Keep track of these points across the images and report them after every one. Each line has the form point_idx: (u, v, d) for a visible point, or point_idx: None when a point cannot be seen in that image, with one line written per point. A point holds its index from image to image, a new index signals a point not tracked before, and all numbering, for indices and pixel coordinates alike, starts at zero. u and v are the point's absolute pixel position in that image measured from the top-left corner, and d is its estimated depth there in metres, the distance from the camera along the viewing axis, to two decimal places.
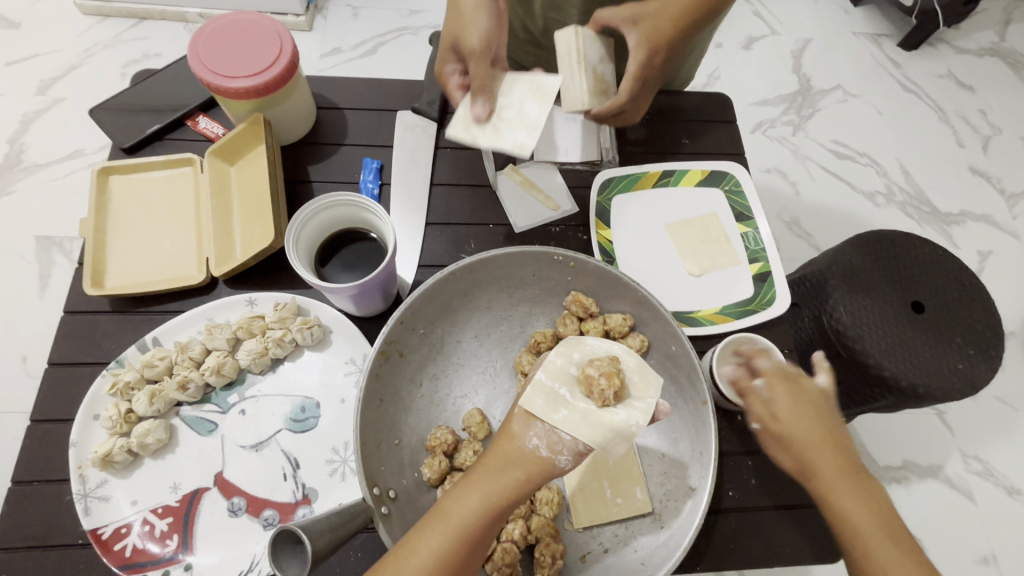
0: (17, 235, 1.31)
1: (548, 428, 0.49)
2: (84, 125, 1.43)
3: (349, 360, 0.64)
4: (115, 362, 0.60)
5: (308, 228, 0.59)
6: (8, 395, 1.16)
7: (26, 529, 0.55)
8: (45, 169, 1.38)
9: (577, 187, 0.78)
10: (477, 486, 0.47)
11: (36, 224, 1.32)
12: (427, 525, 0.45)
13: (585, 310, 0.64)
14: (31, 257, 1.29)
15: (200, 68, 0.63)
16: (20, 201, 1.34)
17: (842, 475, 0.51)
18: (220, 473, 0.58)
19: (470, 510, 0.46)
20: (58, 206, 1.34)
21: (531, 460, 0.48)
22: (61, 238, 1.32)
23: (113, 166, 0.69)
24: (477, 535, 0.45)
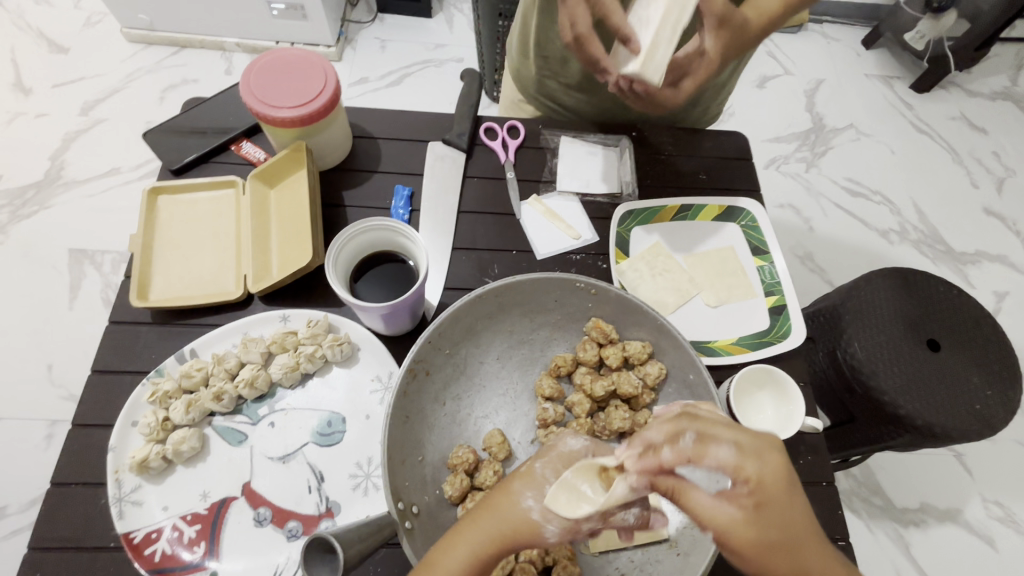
0: (52, 248, 1.37)
1: (560, 510, 0.46)
2: (124, 145, 1.51)
3: (375, 377, 0.66)
4: (155, 372, 0.63)
5: (345, 250, 0.62)
6: (34, 402, 1.20)
7: (62, 530, 0.57)
8: (83, 185, 1.45)
9: (598, 218, 0.81)
10: (465, 542, 0.46)
11: (70, 237, 1.38)
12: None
13: (605, 336, 0.67)
14: (63, 268, 1.34)
15: (250, 104, 0.68)
16: (57, 215, 1.40)
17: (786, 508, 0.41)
18: (247, 483, 0.60)
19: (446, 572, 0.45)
20: (92, 221, 1.41)
21: (528, 533, 0.46)
22: (93, 252, 1.37)
23: (163, 186, 0.73)
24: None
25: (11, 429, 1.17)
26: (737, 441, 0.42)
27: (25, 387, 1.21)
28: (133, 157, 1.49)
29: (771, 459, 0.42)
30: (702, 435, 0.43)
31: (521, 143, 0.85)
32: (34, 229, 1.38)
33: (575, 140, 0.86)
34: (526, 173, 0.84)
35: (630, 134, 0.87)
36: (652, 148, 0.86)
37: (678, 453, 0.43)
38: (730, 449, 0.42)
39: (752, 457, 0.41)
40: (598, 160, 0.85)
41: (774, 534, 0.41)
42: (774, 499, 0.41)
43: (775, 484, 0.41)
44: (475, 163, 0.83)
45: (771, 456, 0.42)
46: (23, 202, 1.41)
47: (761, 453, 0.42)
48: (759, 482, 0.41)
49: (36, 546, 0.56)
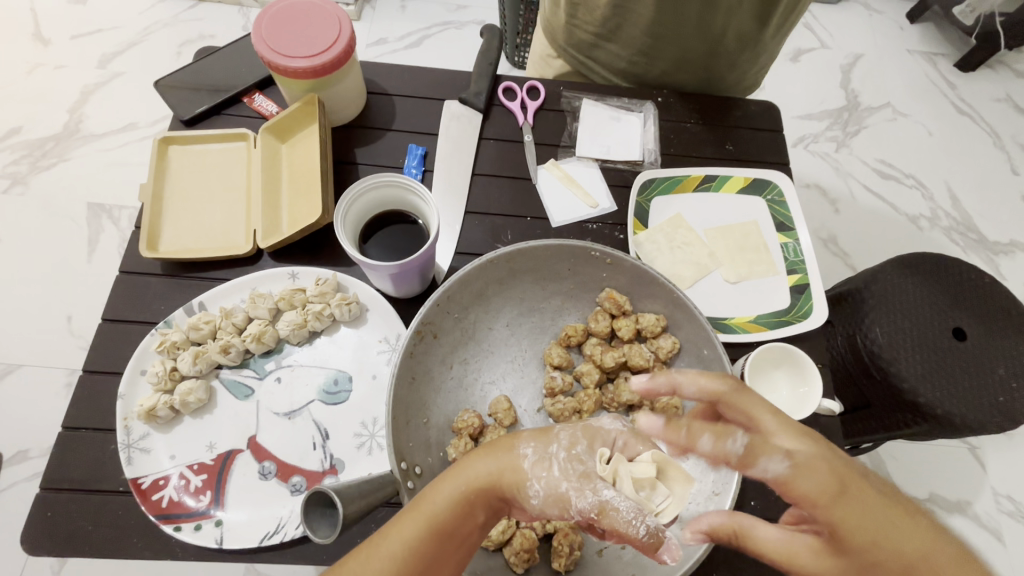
0: (71, 201, 1.37)
1: (552, 473, 0.46)
2: (141, 99, 1.50)
3: (382, 338, 0.65)
4: (164, 323, 0.63)
5: (355, 207, 0.61)
6: (54, 352, 1.23)
7: (72, 473, 0.58)
8: (101, 139, 1.45)
9: (617, 186, 0.79)
10: (457, 476, 0.46)
11: (89, 191, 1.39)
12: (404, 514, 0.44)
13: (618, 307, 0.65)
14: (81, 221, 1.35)
15: (266, 53, 0.65)
16: (75, 167, 1.41)
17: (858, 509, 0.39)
18: (253, 437, 0.60)
19: (441, 500, 0.44)
20: (109, 175, 1.41)
21: (517, 480, 0.46)
22: (111, 206, 1.38)
23: (174, 136, 0.72)
24: (451, 526, 0.44)
25: (31, 376, 1.20)
26: (787, 451, 0.42)
27: (47, 336, 1.23)
28: (149, 113, 1.48)
29: (816, 466, 0.41)
30: (749, 445, 0.44)
31: (540, 105, 0.82)
32: (53, 180, 1.39)
33: (597, 104, 0.83)
34: (544, 137, 0.81)
35: (656, 99, 0.84)
36: (677, 115, 0.83)
37: (720, 450, 0.47)
38: (780, 463, 0.42)
39: (794, 468, 0.41)
40: (621, 126, 0.82)
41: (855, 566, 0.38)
42: (829, 518, 0.40)
43: (827, 498, 0.40)
44: (492, 124, 0.80)
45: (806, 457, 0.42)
46: (42, 155, 1.42)
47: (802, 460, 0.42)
48: (808, 502, 0.41)
49: (47, 487, 0.57)
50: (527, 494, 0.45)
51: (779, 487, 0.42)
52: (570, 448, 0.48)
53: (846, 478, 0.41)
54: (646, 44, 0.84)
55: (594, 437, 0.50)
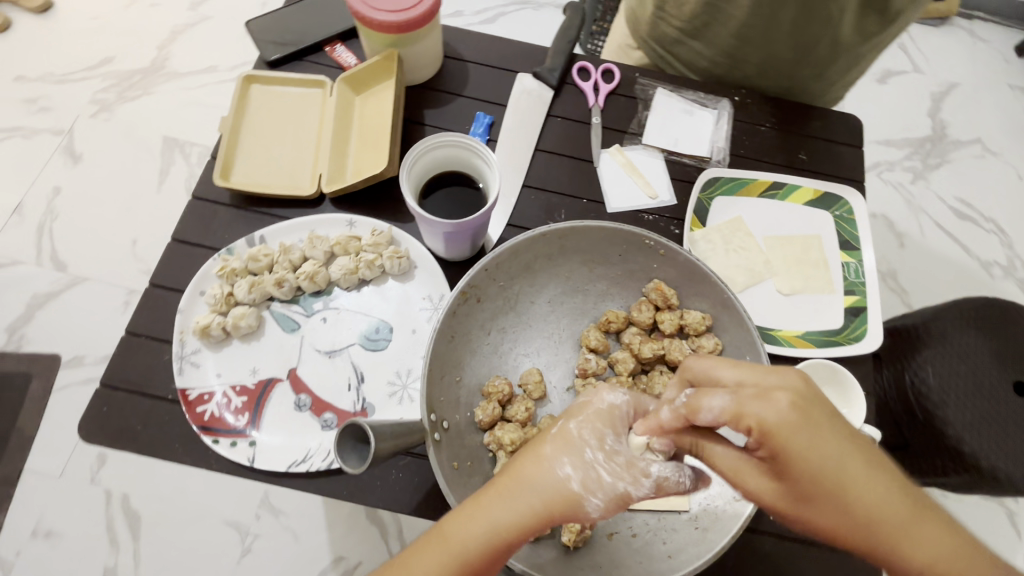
0: (150, 133, 1.47)
1: (604, 483, 0.44)
2: (224, 45, 1.62)
3: (426, 296, 0.67)
4: (226, 250, 0.66)
5: (420, 163, 0.62)
6: (119, 270, 1.32)
7: (128, 375, 0.62)
8: (182, 78, 1.57)
9: (680, 180, 0.77)
10: (491, 518, 0.42)
11: (168, 127, 1.49)
12: (429, 551, 0.42)
13: (664, 300, 0.64)
14: (156, 153, 1.44)
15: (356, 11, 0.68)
16: (157, 101, 1.53)
17: (809, 424, 0.39)
18: (294, 369, 0.63)
19: (472, 540, 0.42)
20: (186, 112, 1.52)
21: (569, 503, 0.43)
22: (184, 143, 1.47)
23: (257, 75, 0.75)
24: (482, 567, 0.42)
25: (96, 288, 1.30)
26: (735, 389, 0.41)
27: (113, 254, 1.33)
28: (228, 58, 1.60)
29: (782, 407, 0.39)
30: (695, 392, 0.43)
31: (613, 89, 0.81)
32: (138, 110, 1.51)
33: (671, 96, 0.81)
34: (612, 122, 0.80)
35: (733, 98, 0.81)
36: (753, 117, 0.80)
37: (674, 412, 0.45)
38: (724, 398, 0.41)
39: (758, 406, 0.39)
40: (692, 120, 0.80)
41: (797, 491, 0.39)
42: (783, 451, 0.39)
43: (787, 435, 0.38)
44: (562, 102, 0.80)
45: (780, 397, 0.39)
46: (130, 85, 1.55)
47: (772, 397, 0.39)
48: (762, 433, 0.39)
49: (106, 384, 0.61)
50: (585, 508, 0.43)
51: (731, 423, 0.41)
52: (603, 446, 0.46)
53: (811, 417, 0.39)
54: (732, 46, 0.81)
55: (615, 424, 0.47)
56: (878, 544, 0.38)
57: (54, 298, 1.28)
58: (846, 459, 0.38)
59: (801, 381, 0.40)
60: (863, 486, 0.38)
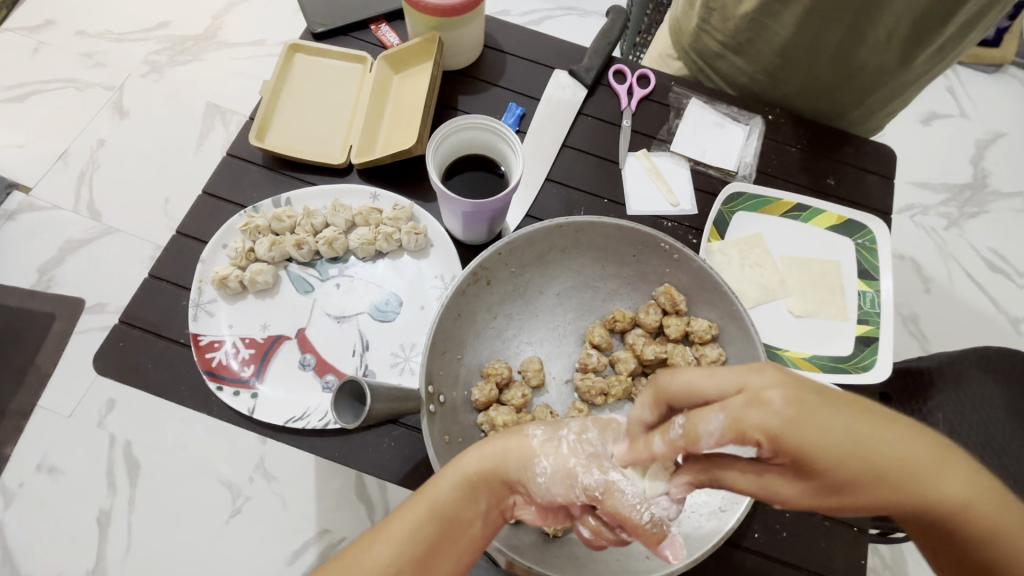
0: (194, 96, 1.65)
1: (561, 450, 0.48)
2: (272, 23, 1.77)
3: (438, 275, 0.69)
4: (253, 207, 0.68)
5: (448, 142, 0.63)
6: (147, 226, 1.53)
7: (145, 315, 0.64)
8: (232, 48, 1.73)
9: (703, 191, 0.77)
10: (460, 463, 0.48)
11: (211, 94, 1.66)
12: (412, 500, 0.46)
13: (673, 305, 0.64)
14: (199, 117, 1.62)
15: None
16: (206, 66, 1.70)
17: (812, 409, 0.37)
18: (303, 329, 0.65)
19: (447, 492, 0.45)
20: (232, 80, 1.69)
21: (524, 456, 0.48)
22: (225, 110, 1.65)
23: (302, 45, 0.77)
24: (452, 510, 0.45)
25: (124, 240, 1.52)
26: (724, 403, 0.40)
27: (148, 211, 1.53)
28: (276, 33, 1.75)
29: (780, 407, 0.37)
30: (689, 421, 0.42)
31: (647, 94, 0.81)
32: (189, 73, 1.68)
33: (705, 107, 0.81)
34: (642, 126, 0.80)
35: (766, 116, 0.81)
36: (785, 137, 0.80)
37: (669, 444, 0.44)
38: (717, 418, 0.40)
39: (753, 415, 0.38)
40: (723, 134, 0.80)
41: (825, 487, 0.38)
42: (803, 452, 0.37)
43: (800, 435, 0.37)
44: (595, 102, 0.80)
45: (774, 398, 0.38)
46: (182, 50, 1.71)
47: (765, 399, 0.38)
48: (772, 442, 0.38)
49: (124, 321, 0.64)
50: (534, 470, 0.48)
51: (734, 438, 0.39)
52: (580, 434, 0.49)
53: (811, 405, 0.37)
54: (775, 65, 0.81)
55: (606, 427, 0.50)
56: (913, 500, 0.38)
57: (86, 244, 1.50)
58: (860, 433, 0.37)
59: (776, 367, 0.40)
60: (892, 446, 0.37)
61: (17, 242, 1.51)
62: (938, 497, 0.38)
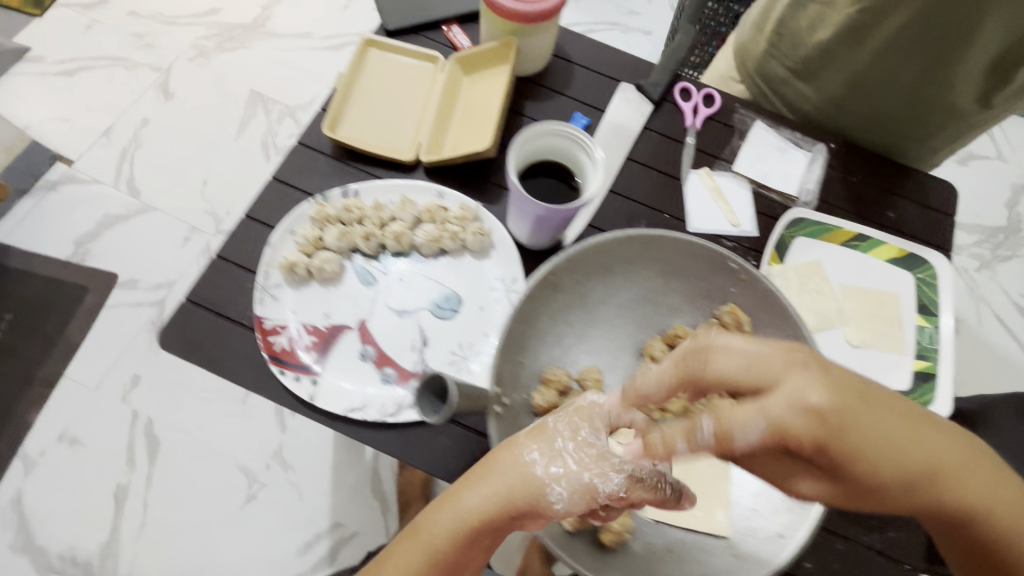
0: (239, 85, 1.70)
1: (569, 468, 0.46)
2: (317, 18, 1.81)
3: (498, 277, 0.69)
4: (321, 195, 0.68)
5: (527, 148, 0.63)
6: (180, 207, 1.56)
7: (211, 294, 0.65)
8: (278, 39, 1.77)
9: (765, 215, 0.77)
10: (455, 508, 0.47)
11: (256, 82, 1.71)
12: (406, 538, 0.49)
13: (737, 325, 0.63)
14: (241, 105, 1.67)
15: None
16: (251, 55, 1.74)
17: (853, 409, 0.39)
18: (364, 321, 0.65)
19: (441, 531, 0.47)
20: (275, 70, 1.73)
21: (528, 488, 0.46)
22: (268, 99, 1.69)
23: (378, 41, 0.78)
24: (453, 551, 0.47)
25: (160, 219, 1.54)
26: (763, 407, 0.40)
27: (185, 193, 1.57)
28: (322, 28, 1.79)
29: (824, 411, 0.38)
30: (720, 420, 0.41)
31: (712, 113, 0.81)
32: (235, 62, 1.72)
33: (769, 131, 0.81)
34: (706, 144, 0.80)
35: (830, 144, 0.81)
36: (848, 166, 0.80)
37: (695, 446, 0.43)
38: (757, 421, 0.40)
39: (797, 416, 0.39)
40: (786, 159, 0.80)
41: (853, 482, 0.40)
42: (846, 455, 0.39)
43: (845, 435, 0.39)
44: (659, 118, 0.81)
45: (818, 400, 0.38)
46: (229, 38, 1.75)
47: (807, 402, 0.39)
48: (817, 444, 0.39)
49: (190, 299, 0.64)
50: (548, 499, 0.45)
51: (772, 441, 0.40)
52: (576, 436, 0.48)
53: (854, 404, 0.39)
54: (843, 94, 0.81)
55: (590, 416, 0.49)
56: (931, 490, 0.41)
57: (124, 220, 1.53)
58: (891, 433, 0.40)
59: (819, 368, 0.40)
60: (914, 439, 0.40)
61: (56, 213, 1.53)
62: (947, 483, 0.41)
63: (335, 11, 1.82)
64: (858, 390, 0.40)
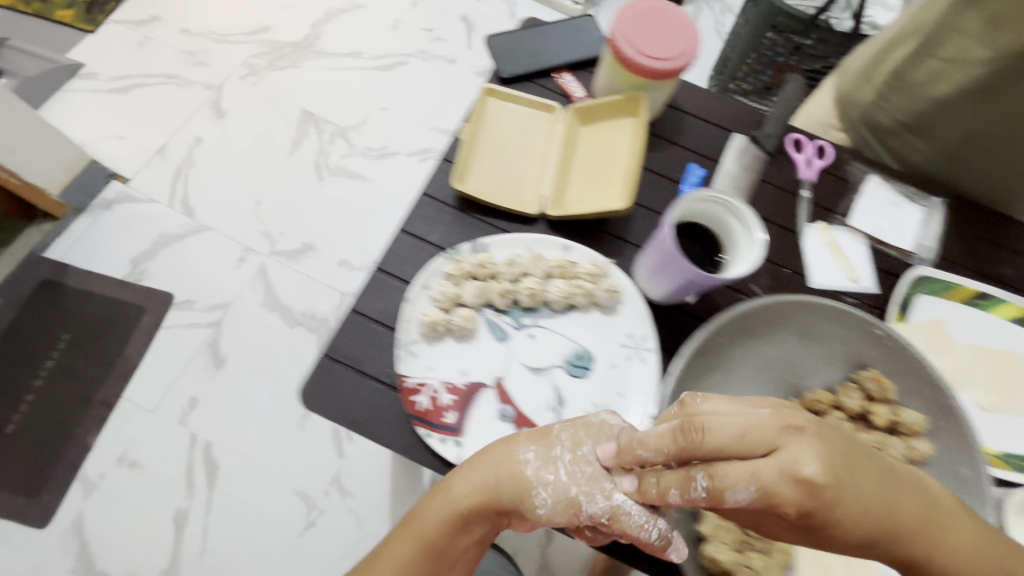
0: (291, 103, 1.66)
1: (561, 478, 0.53)
2: (367, 35, 1.76)
3: (628, 333, 0.68)
4: (454, 250, 0.68)
5: (685, 208, 0.62)
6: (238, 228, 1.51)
7: (349, 351, 0.65)
8: (329, 58, 1.72)
9: (883, 271, 0.77)
10: (448, 494, 0.57)
11: (307, 101, 1.66)
12: (409, 519, 0.59)
13: (881, 392, 0.63)
14: (293, 124, 1.64)
15: (607, 32, 0.71)
16: (302, 74, 1.69)
17: (841, 481, 0.42)
18: (500, 379, 0.65)
19: (436, 515, 0.57)
20: (327, 90, 1.68)
21: (513, 486, 0.54)
22: (319, 118, 1.65)
23: (496, 89, 0.78)
24: (444, 534, 0.56)
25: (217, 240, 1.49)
26: (757, 470, 0.43)
27: (241, 214, 1.52)
28: (372, 47, 1.74)
29: (813, 480, 0.41)
30: (714, 478, 0.44)
31: (825, 166, 0.81)
32: (286, 81, 1.68)
33: (883, 185, 0.81)
34: (820, 198, 0.80)
35: (944, 198, 0.81)
36: (963, 222, 0.80)
37: (688, 500, 0.46)
38: (750, 488, 0.43)
39: (786, 484, 0.42)
40: (900, 213, 0.80)
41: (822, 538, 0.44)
42: (830, 519, 0.42)
43: (834, 506, 0.42)
44: (773, 170, 0.81)
45: (811, 470, 0.41)
46: (280, 56, 1.71)
47: (797, 470, 0.42)
48: (803, 511, 0.42)
49: (329, 356, 0.64)
50: (534, 500, 0.53)
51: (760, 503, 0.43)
52: (575, 451, 0.54)
53: (841, 473, 0.42)
54: (956, 147, 0.82)
55: (597, 436, 0.54)
56: (900, 551, 0.44)
57: (179, 240, 1.48)
58: (870, 503, 0.43)
59: (816, 437, 0.43)
60: (891, 506, 0.44)
61: (112, 233, 1.47)
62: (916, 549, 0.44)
63: (383, 30, 1.77)
64: (845, 459, 0.43)
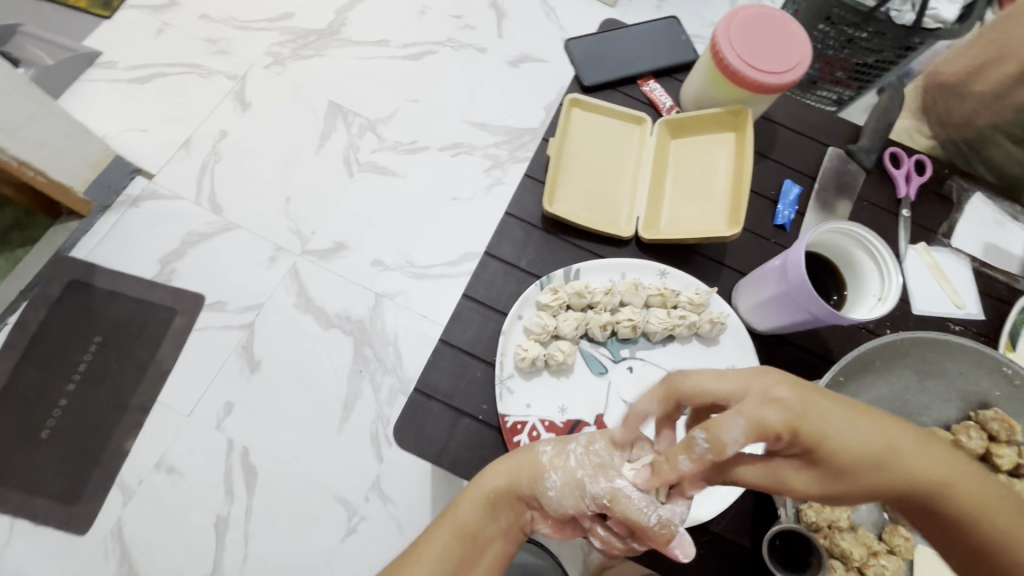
0: (317, 95, 1.52)
1: (570, 463, 0.54)
2: (394, 18, 1.61)
3: (730, 366, 0.64)
4: (548, 277, 0.64)
5: (824, 237, 0.60)
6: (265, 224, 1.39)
7: (441, 385, 0.61)
8: (355, 46, 1.58)
9: (989, 296, 0.73)
10: (476, 486, 0.55)
11: (335, 92, 1.53)
12: (437, 527, 0.55)
13: (1007, 434, 0.60)
14: (321, 116, 1.50)
15: (712, 37, 0.65)
16: (327, 63, 1.56)
17: (820, 405, 0.44)
18: (601, 415, 0.62)
19: (468, 511, 0.54)
20: (353, 79, 1.55)
21: (533, 469, 0.54)
22: (347, 111, 1.51)
23: (582, 100, 0.73)
24: (475, 526, 0.54)
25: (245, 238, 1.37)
26: (740, 407, 0.44)
27: (268, 212, 1.40)
28: (401, 35, 1.59)
29: (788, 400, 0.44)
30: (708, 430, 0.44)
31: (925, 182, 0.76)
32: (311, 70, 1.55)
33: (986, 203, 0.77)
34: (920, 216, 0.76)
35: None
36: None
37: (694, 460, 0.46)
38: (738, 423, 0.44)
39: (768, 409, 0.44)
40: (1004, 233, 0.76)
41: (828, 473, 0.44)
42: (813, 438, 0.44)
43: (806, 421, 0.44)
44: (871, 186, 0.76)
45: (784, 393, 0.44)
46: (304, 44, 1.57)
47: (773, 395, 0.44)
48: (789, 431, 0.43)
49: (420, 391, 0.61)
50: (547, 482, 0.53)
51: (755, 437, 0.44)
52: (588, 446, 0.54)
53: (815, 399, 0.44)
54: None
55: (611, 437, 0.55)
56: (905, 485, 0.43)
57: (208, 238, 1.36)
58: (856, 425, 0.44)
59: (780, 369, 0.46)
60: (883, 435, 0.44)
61: (140, 232, 1.35)
62: (925, 480, 0.43)
63: (410, 17, 1.61)
64: (814, 387, 0.45)
